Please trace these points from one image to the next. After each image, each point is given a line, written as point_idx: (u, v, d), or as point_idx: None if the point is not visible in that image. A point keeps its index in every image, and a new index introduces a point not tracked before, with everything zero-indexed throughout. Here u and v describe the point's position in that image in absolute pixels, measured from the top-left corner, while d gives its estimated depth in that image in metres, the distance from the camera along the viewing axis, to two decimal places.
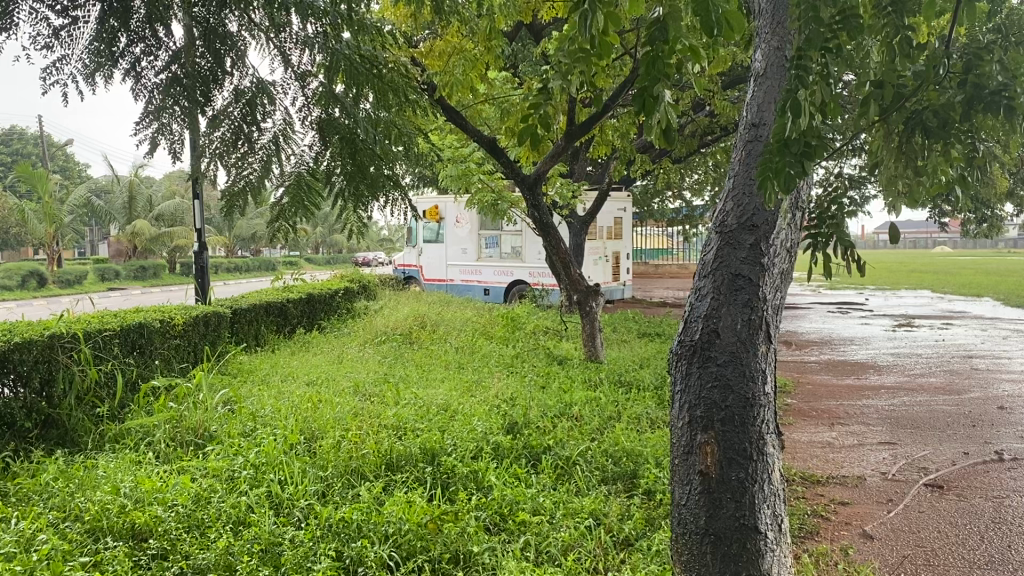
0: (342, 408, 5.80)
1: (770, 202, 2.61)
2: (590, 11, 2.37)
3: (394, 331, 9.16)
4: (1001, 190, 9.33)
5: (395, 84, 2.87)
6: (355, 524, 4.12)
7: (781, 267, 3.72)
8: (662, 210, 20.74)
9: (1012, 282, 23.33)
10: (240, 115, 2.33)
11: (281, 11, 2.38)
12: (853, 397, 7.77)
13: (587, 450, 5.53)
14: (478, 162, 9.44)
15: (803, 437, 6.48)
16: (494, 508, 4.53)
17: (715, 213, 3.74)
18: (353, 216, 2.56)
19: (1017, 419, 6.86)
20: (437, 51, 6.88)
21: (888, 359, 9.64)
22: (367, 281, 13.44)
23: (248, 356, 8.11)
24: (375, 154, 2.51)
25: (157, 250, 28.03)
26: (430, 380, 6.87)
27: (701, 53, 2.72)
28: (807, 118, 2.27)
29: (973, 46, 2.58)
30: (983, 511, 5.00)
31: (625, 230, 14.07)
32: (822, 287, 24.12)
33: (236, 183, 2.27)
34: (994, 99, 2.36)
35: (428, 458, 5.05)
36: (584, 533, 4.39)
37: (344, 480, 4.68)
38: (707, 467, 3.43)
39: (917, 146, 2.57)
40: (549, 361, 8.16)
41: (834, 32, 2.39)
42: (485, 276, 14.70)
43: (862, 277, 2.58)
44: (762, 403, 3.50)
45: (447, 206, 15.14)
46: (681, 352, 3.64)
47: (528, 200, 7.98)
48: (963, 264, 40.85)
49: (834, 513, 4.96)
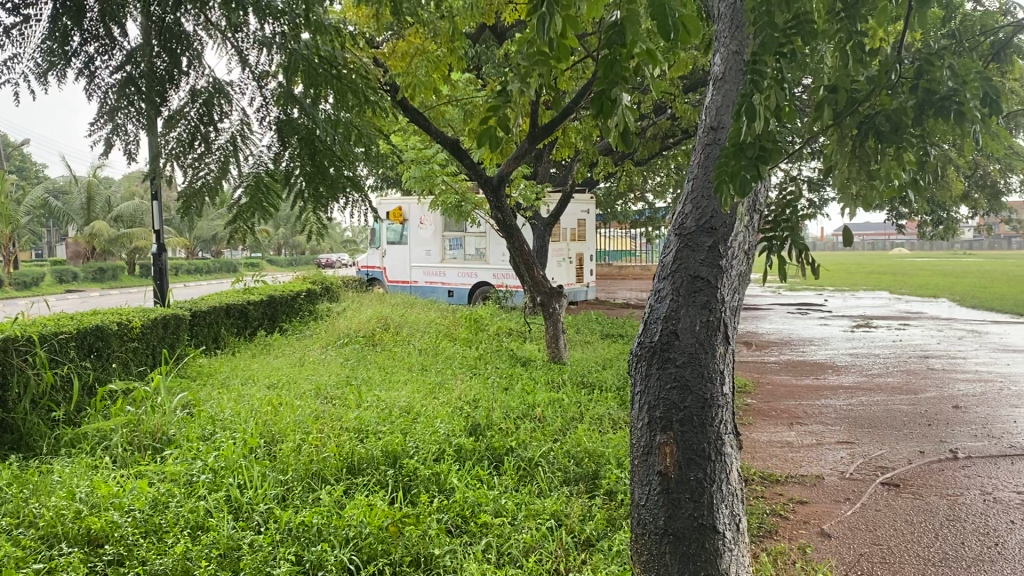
0: (303, 411, 5.76)
1: (726, 206, 2.64)
2: (549, 16, 2.41)
3: (357, 333, 9.12)
4: (956, 192, 9.48)
5: (354, 86, 2.85)
6: (316, 528, 4.09)
7: (739, 269, 3.77)
8: (625, 211, 20.85)
9: (967, 283, 23.75)
10: (197, 115, 2.30)
11: (239, 11, 2.38)
12: (812, 397, 7.87)
13: (549, 451, 5.54)
14: (442, 163, 9.42)
15: (763, 437, 6.55)
16: (455, 511, 4.52)
17: (674, 216, 3.78)
18: (314, 219, 2.46)
19: (972, 418, 6.98)
20: (400, 52, 6.84)
21: (847, 359, 9.76)
22: (329, 283, 13.37)
23: (208, 359, 8.03)
24: (334, 155, 2.48)
25: (116, 251, 27.70)
26: (392, 382, 6.85)
27: (658, 57, 2.70)
28: (762, 122, 2.29)
29: (924, 51, 2.61)
30: (938, 508, 5.08)
31: (589, 231, 14.12)
32: (782, 288, 24.40)
33: (193, 183, 2.25)
34: (945, 103, 2.39)
35: (389, 460, 5.04)
36: (545, 534, 4.40)
37: (304, 484, 4.64)
38: (666, 467, 3.45)
39: (870, 150, 2.59)
40: (513, 362, 8.16)
41: (789, 36, 2.41)
42: (449, 277, 14.70)
43: (816, 280, 2.61)
44: (720, 404, 3.53)
45: (410, 207, 15.10)
46: (641, 354, 3.65)
47: (492, 202, 7.94)
48: (920, 265, 41.55)
49: (792, 512, 5.01)
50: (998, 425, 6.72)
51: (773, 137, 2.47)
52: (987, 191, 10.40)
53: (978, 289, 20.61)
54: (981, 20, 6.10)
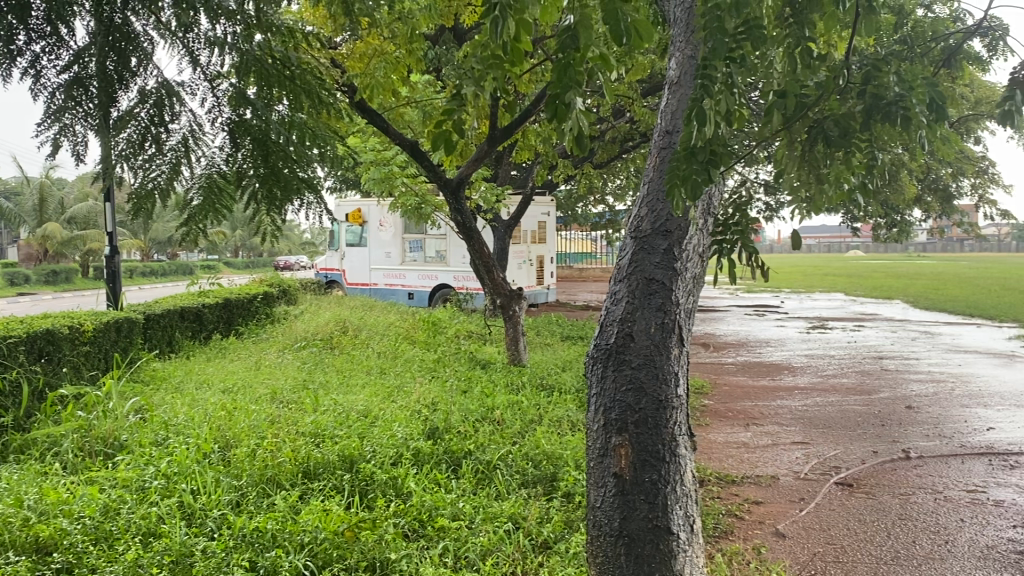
0: (258, 416, 5.70)
1: (678, 211, 2.67)
2: (502, 20, 2.41)
3: (315, 337, 9.05)
4: (909, 195, 9.64)
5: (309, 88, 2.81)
6: (270, 533, 4.04)
7: (694, 271, 3.81)
8: (585, 214, 20.93)
9: (919, 285, 24.19)
10: (148, 117, 2.26)
11: (190, 10, 2.37)
12: (768, 398, 7.95)
13: (508, 454, 5.54)
14: (401, 165, 9.39)
15: (719, 438, 6.60)
16: (412, 515, 4.49)
17: (630, 219, 3.81)
18: (267, 220, 2.45)
19: (923, 418, 7.10)
20: (358, 53, 6.61)
21: (802, 360, 9.87)
22: (287, 286, 13.25)
23: (161, 363, 7.92)
24: (289, 155, 2.43)
25: (69, 253, 27.24)
26: (349, 386, 6.80)
27: (612, 61, 2.75)
28: (712, 126, 2.31)
29: (872, 57, 2.64)
30: (890, 507, 5.15)
31: (549, 233, 14.15)
32: (740, 290, 24.66)
33: (144, 184, 2.23)
34: (891, 109, 2.42)
35: (346, 464, 5.00)
36: (503, 537, 4.40)
37: (259, 490, 4.60)
38: (621, 469, 3.46)
39: (819, 155, 2.63)
40: (472, 365, 8.15)
41: (738, 42, 2.43)
42: (409, 279, 14.64)
43: (765, 282, 2.65)
44: (674, 405, 3.55)
45: (370, 209, 15.02)
46: (597, 356, 3.67)
47: (452, 205, 7.87)
48: (875, 268, 42.20)
49: (748, 512, 5.05)
50: (949, 425, 6.84)
51: (723, 141, 2.51)
52: (939, 195, 10.59)
53: (930, 290, 21.02)
54: (932, 27, 6.20)
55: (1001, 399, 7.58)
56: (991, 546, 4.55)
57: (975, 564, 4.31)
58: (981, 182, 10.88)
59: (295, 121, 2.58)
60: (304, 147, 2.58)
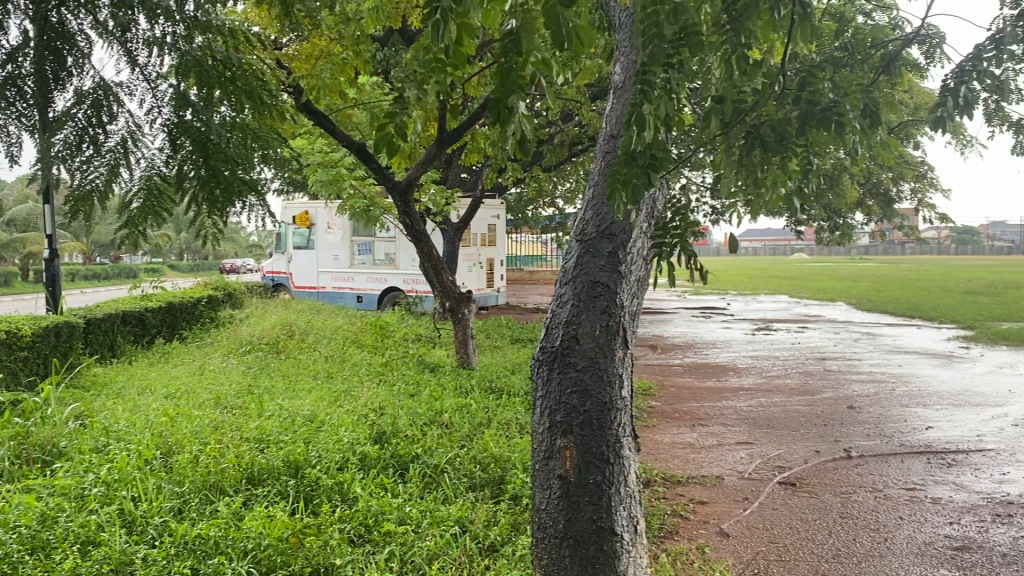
0: (201, 421, 5.62)
1: (618, 214, 2.70)
2: (443, 23, 2.41)
3: (261, 341, 8.95)
4: (850, 199, 9.83)
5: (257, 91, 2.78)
6: (212, 540, 3.99)
7: (638, 274, 3.85)
8: (535, 217, 20.99)
9: (861, 287, 24.66)
10: (85, 117, 2.23)
11: (125, 10, 2.38)
12: (714, 399, 8.04)
13: (456, 458, 5.53)
14: (349, 168, 9.32)
15: (666, 439, 6.66)
16: (358, 520, 4.46)
17: (575, 222, 3.84)
18: (210, 223, 2.42)
19: (864, 417, 7.24)
20: (304, 54, 6.69)
21: (748, 361, 10.01)
22: (232, 290, 13.08)
23: (102, 368, 7.77)
24: (232, 156, 2.40)
25: (7, 257, 26.62)
26: (296, 391, 6.73)
27: (553, 65, 2.75)
28: (651, 132, 2.34)
29: (807, 64, 2.70)
30: (831, 506, 5.24)
31: (499, 236, 14.17)
32: (688, 292, 24.93)
33: (81, 186, 2.17)
34: (826, 115, 2.48)
35: (291, 470, 4.96)
36: (449, 540, 4.39)
37: (202, 496, 4.54)
38: (566, 471, 3.47)
39: (757, 159, 2.68)
40: (420, 368, 8.13)
41: (677, 47, 2.44)
42: (358, 282, 14.56)
43: (704, 284, 2.70)
44: (619, 407, 3.58)
45: (317, 211, 14.89)
46: (541, 359, 3.68)
47: (400, 207, 7.79)
48: (820, 271, 42.91)
49: (692, 512, 5.11)
50: (889, 425, 6.98)
51: (663, 145, 2.56)
52: (880, 199, 10.80)
53: (872, 292, 21.45)
54: (871, 34, 6.33)
55: (940, 399, 7.75)
56: (928, 542, 4.65)
57: (913, 561, 4.40)
58: (921, 186, 11.12)
59: (238, 122, 2.51)
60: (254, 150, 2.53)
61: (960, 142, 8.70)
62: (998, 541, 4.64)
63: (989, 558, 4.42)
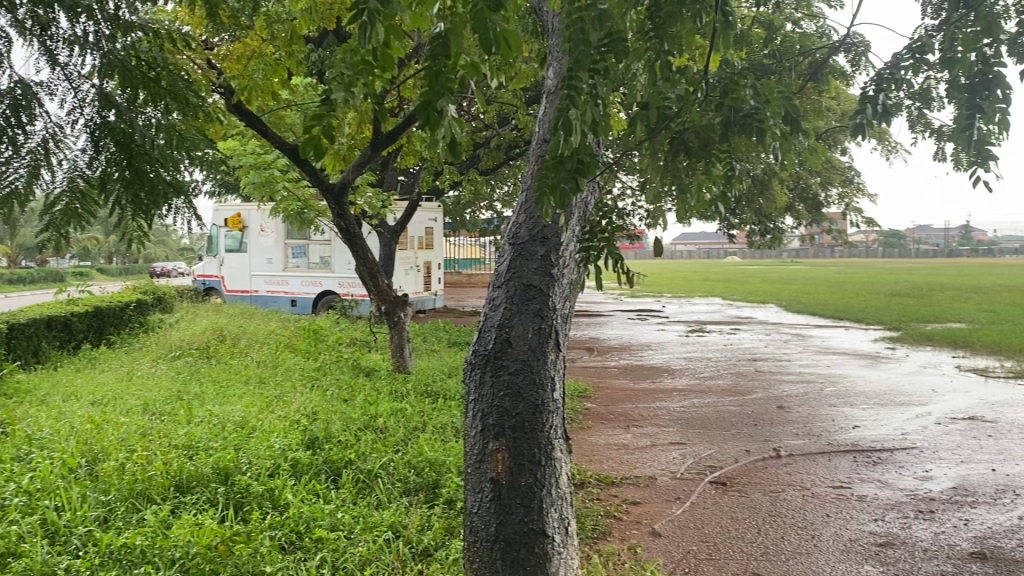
0: (128, 429, 5.50)
1: (546, 219, 2.72)
2: (369, 25, 2.39)
3: (191, 346, 8.79)
4: (780, 203, 10.03)
5: (178, 88, 3.07)
6: (138, 550, 3.90)
7: (570, 277, 3.87)
8: (472, 220, 20.97)
9: (792, 290, 25.14)
10: (7, 117, 2.60)
11: (45, 11, 2.73)
12: (648, 400, 8.13)
13: (389, 462, 5.50)
14: (283, 170, 9.21)
15: (600, 440, 6.72)
16: (289, 527, 4.41)
17: (508, 225, 3.85)
18: (133, 221, 2.86)
19: (793, 417, 7.39)
20: (235, 54, 6.68)
21: (682, 363, 10.14)
22: (163, 294, 12.83)
23: (25, 375, 7.55)
24: (153, 158, 2.82)
25: None
26: (226, 397, 6.62)
27: (481, 69, 2.75)
28: (578, 137, 2.36)
29: (729, 71, 2.77)
30: (761, 505, 5.34)
31: (436, 239, 14.13)
32: (624, 295, 25.16)
33: (5, 186, 2.58)
34: (747, 121, 2.56)
35: (221, 477, 4.88)
36: (382, 546, 4.36)
37: (128, 505, 4.44)
38: (498, 474, 3.48)
39: (682, 165, 2.74)
40: (355, 373, 8.06)
41: (602, 54, 2.47)
42: (292, 286, 14.40)
43: (631, 287, 2.74)
44: (551, 409, 3.60)
45: (250, 214, 14.68)
46: (473, 362, 3.67)
47: (334, 209, 7.66)
48: (753, 275, 43.63)
49: (626, 513, 5.16)
50: (818, 424, 7.13)
51: (589, 150, 2.57)
52: (809, 203, 11.03)
53: (802, 294, 21.91)
54: (799, 42, 6.47)
55: (867, 399, 7.93)
56: (853, 539, 4.77)
57: (838, 557, 4.50)
58: (849, 191, 11.39)
59: (163, 124, 2.94)
60: (176, 152, 2.96)
61: (885, 148, 8.93)
62: (920, 536, 4.77)
63: (911, 553, 4.55)
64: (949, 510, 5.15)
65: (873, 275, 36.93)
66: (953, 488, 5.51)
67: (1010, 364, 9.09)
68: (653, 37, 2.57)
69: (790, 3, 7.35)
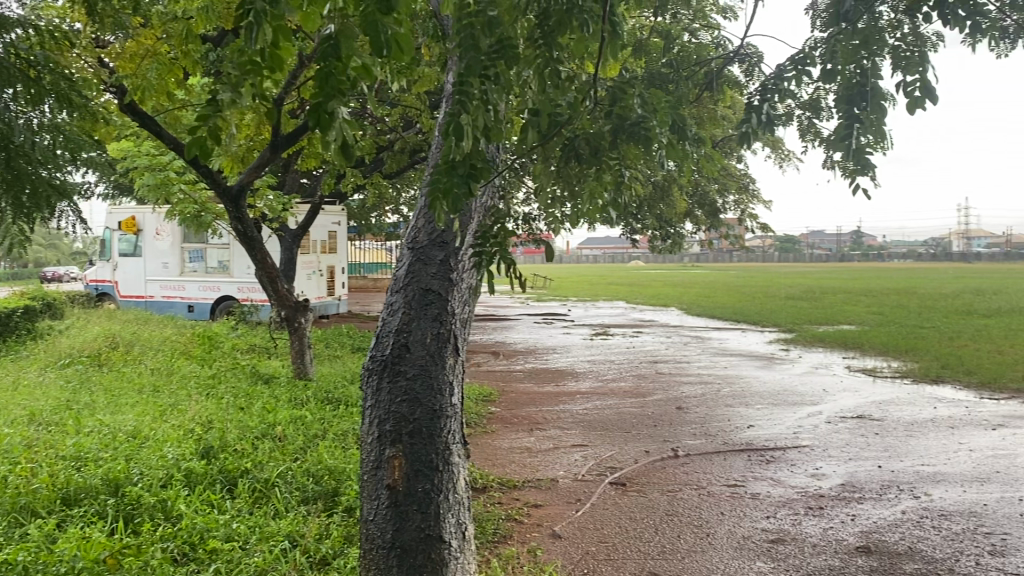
0: (10, 440, 5.28)
1: (439, 224, 2.71)
2: (256, 25, 2.34)
3: (81, 354, 8.48)
4: (680, 209, 10.23)
5: (59, 85, 3.19)
6: (21, 566, 3.73)
7: (469, 283, 3.88)
8: (378, 224, 20.79)
9: (693, 293, 25.67)
10: None
11: None
12: (551, 403, 8.19)
13: (287, 470, 5.40)
14: (179, 172, 8.97)
15: (503, 444, 6.74)
16: (182, 538, 4.29)
17: (406, 230, 3.83)
18: (14, 224, 3.05)
19: (692, 418, 7.55)
20: (128, 52, 6.44)
21: (585, 366, 10.25)
22: (52, 300, 12.34)
23: None
24: (34, 163, 3.01)
25: None
26: (118, 406, 6.40)
27: (373, 72, 2.72)
28: (469, 142, 2.36)
29: (619, 80, 2.83)
30: (658, 504, 5.44)
31: (340, 243, 13.96)
32: (530, 299, 25.31)
33: None
34: (635, 130, 2.64)
35: (110, 488, 4.72)
36: (278, 556, 4.29)
37: (10, 519, 4.24)
38: (394, 480, 3.44)
39: (574, 171, 2.78)
40: (253, 380, 7.90)
41: (493, 60, 2.48)
42: (190, 291, 14.05)
43: (523, 290, 2.77)
44: (448, 415, 3.59)
45: (146, 217, 14.25)
46: (370, 369, 3.62)
47: (232, 212, 7.46)
48: (656, 279, 44.39)
49: (527, 516, 5.19)
50: (715, 424, 7.30)
51: (482, 155, 2.59)
52: (708, 209, 11.27)
53: (703, 298, 22.40)
54: (696, 52, 6.62)
55: (761, 399, 8.16)
56: (746, 536, 4.89)
57: (732, 554, 4.61)
58: (745, 198, 11.70)
59: (45, 126, 3.11)
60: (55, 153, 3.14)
61: (779, 156, 9.22)
62: (810, 532, 4.93)
63: (801, 549, 4.69)
64: (838, 506, 5.33)
65: (770, 279, 37.98)
66: (841, 485, 5.71)
67: (896, 364, 9.47)
68: (542, 45, 2.60)
69: (687, 14, 7.51)
